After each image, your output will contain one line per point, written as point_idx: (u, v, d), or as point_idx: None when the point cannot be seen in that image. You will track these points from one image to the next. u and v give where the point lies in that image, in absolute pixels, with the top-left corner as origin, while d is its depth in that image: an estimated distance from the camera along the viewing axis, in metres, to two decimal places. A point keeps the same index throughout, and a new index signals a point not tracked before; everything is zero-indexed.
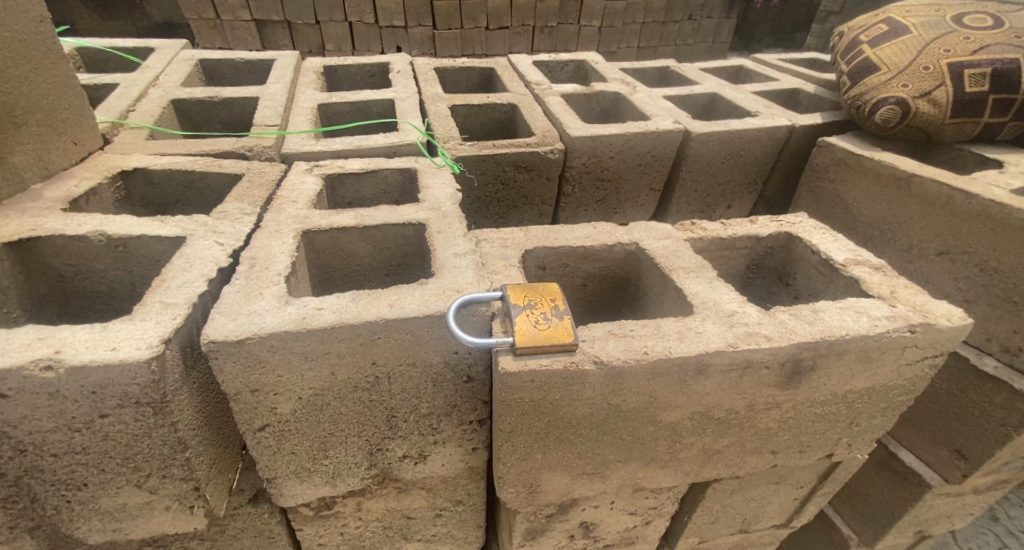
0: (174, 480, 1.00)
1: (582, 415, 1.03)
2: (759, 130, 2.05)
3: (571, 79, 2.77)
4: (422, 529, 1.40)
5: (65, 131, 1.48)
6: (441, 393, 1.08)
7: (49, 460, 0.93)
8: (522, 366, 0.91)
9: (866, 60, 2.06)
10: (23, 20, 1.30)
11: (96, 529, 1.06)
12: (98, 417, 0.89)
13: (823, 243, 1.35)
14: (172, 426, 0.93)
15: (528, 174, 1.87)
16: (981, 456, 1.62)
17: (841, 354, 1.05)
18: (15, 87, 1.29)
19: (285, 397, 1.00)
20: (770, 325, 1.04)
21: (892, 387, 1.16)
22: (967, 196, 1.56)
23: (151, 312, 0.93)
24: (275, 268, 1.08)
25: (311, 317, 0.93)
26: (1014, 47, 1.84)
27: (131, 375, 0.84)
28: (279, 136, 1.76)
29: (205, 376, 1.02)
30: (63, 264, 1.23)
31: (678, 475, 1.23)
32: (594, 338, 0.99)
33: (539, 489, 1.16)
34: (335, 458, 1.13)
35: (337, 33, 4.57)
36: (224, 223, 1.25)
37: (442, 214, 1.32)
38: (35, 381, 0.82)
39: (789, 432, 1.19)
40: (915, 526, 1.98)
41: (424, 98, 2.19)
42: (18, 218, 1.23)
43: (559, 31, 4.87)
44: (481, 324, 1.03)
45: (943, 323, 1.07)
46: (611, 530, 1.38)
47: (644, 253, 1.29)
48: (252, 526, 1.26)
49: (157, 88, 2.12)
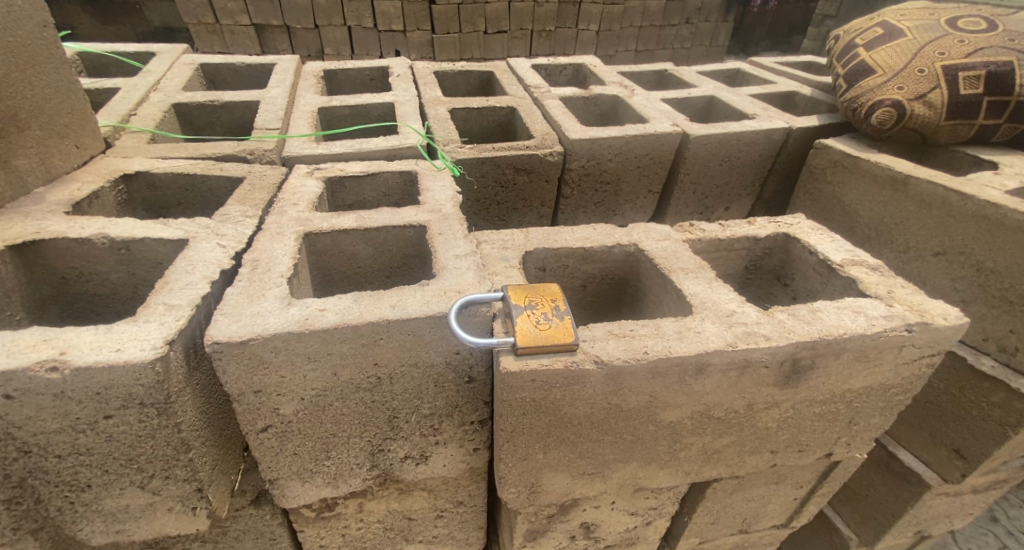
0: (177, 481, 1.01)
1: (583, 415, 1.03)
2: (757, 132, 2.07)
3: (570, 82, 2.79)
4: (423, 531, 1.40)
5: (68, 135, 1.49)
6: (442, 393, 1.09)
7: (53, 461, 0.93)
8: (523, 366, 0.92)
9: (861, 63, 2.08)
10: (26, 25, 1.32)
11: (99, 530, 1.06)
12: (103, 417, 0.89)
13: (821, 244, 1.36)
14: (175, 426, 0.93)
15: (527, 177, 1.88)
16: (979, 455, 1.63)
17: (839, 354, 1.06)
18: (20, 91, 1.31)
19: (288, 397, 1.00)
20: (769, 325, 1.05)
21: (891, 387, 1.17)
22: (963, 197, 1.57)
23: (155, 313, 0.94)
24: (277, 269, 1.09)
25: (313, 318, 0.94)
26: (1008, 49, 1.86)
27: (136, 376, 0.85)
28: (280, 139, 1.77)
29: (208, 376, 1.02)
30: (66, 267, 1.23)
31: (678, 474, 1.24)
32: (595, 337, 1.00)
33: (540, 489, 1.16)
34: (337, 459, 1.13)
35: (337, 38, 4.59)
36: (226, 225, 1.26)
37: (443, 215, 1.33)
38: (40, 382, 0.83)
39: (788, 432, 1.20)
40: (914, 527, 1.98)
41: (423, 101, 2.21)
42: (21, 221, 1.24)
43: (557, 35, 4.90)
44: (483, 324, 1.04)
45: (940, 323, 1.08)
46: (612, 530, 1.38)
47: (643, 254, 1.30)
48: (254, 528, 1.27)
49: (158, 92, 2.13)
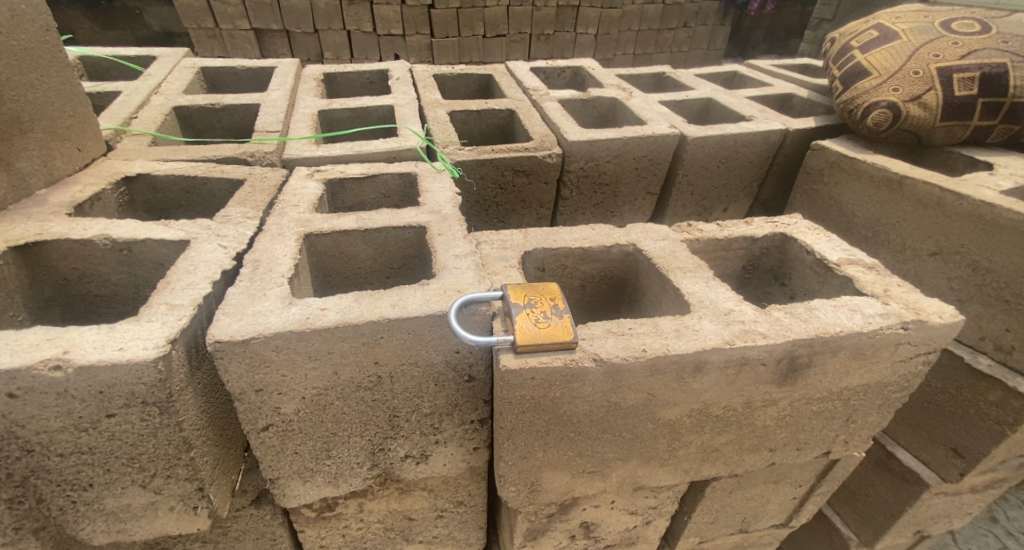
0: (178, 480, 1.01)
1: (583, 413, 1.04)
2: (754, 134, 2.08)
3: (568, 86, 2.81)
4: (423, 531, 1.40)
5: (70, 137, 1.50)
6: (442, 393, 1.10)
7: (55, 460, 0.93)
8: (522, 364, 0.93)
9: (857, 65, 2.10)
10: (29, 29, 1.33)
11: (100, 530, 1.06)
12: (105, 416, 0.90)
13: (817, 243, 1.37)
14: (177, 425, 0.94)
15: (526, 178, 1.89)
16: (977, 454, 1.64)
17: (835, 352, 1.07)
18: (21, 94, 1.31)
19: (289, 397, 1.01)
20: (766, 323, 1.06)
21: (887, 385, 1.18)
22: (958, 196, 1.59)
23: (157, 313, 0.94)
24: (278, 270, 1.09)
25: (314, 317, 0.95)
26: (1001, 51, 1.88)
27: (137, 375, 0.86)
28: (281, 142, 1.77)
29: (210, 376, 1.03)
30: (68, 268, 1.24)
31: (678, 473, 1.24)
32: (593, 335, 1.01)
33: (540, 488, 1.17)
34: (338, 458, 1.14)
35: (336, 42, 4.62)
36: (227, 226, 1.27)
37: (442, 216, 1.34)
38: (44, 380, 0.83)
39: (787, 429, 1.20)
40: (914, 526, 1.99)
41: (423, 104, 2.22)
42: (24, 222, 1.25)
43: (555, 39, 4.93)
44: (482, 323, 1.05)
45: (935, 320, 1.09)
46: (612, 529, 1.39)
47: (641, 254, 1.31)
48: (254, 528, 1.27)
49: (158, 96, 2.15)
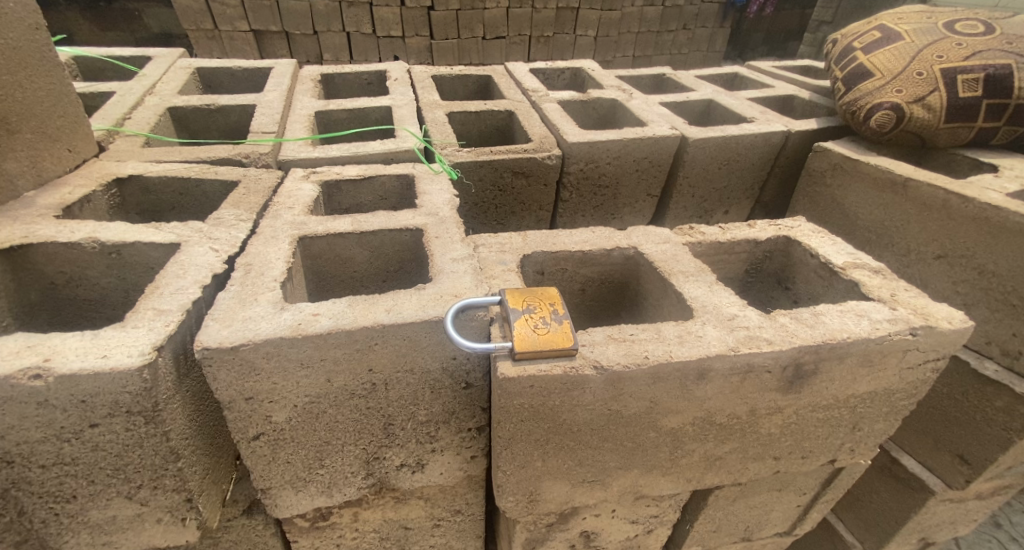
0: (166, 491, 0.98)
1: (583, 421, 1.01)
2: (755, 135, 2.06)
3: (568, 86, 2.78)
4: (420, 540, 1.37)
5: (59, 139, 1.47)
6: (439, 400, 1.07)
7: (36, 471, 0.90)
8: (521, 371, 0.90)
9: (859, 66, 2.08)
10: (17, 27, 1.30)
11: (85, 543, 1.03)
12: (89, 426, 0.87)
13: (822, 247, 1.34)
14: (164, 435, 0.91)
15: (525, 180, 1.87)
16: (983, 461, 1.61)
17: (842, 359, 1.04)
18: (9, 94, 1.29)
19: (280, 405, 0.98)
20: (771, 328, 1.03)
21: (894, 392, 1.15)
22: (963, 200, 1.56)
23: (144, 319, 0.91)
24: (271, 273, 1.06)
25: (306, 323, 0.92)
26: (1006, 52, 1.86)
27: (122, 383, 0.83)
28: (276, 143, 1.74)
29: (199, 384, 1.00)
30: (55, 272, 1.21)
31: (680, 482, 1.21)
32: (594, 342, 0.98)
33: (539, 497, 1.14)
34: (331, 467, 1.11)
35: (336, 44, 4.59)
36: (219, 229, 1.24)
37: (440, 219, 1.31)
38: (23, 390, 0.80)
39: (791, 437, 1.17)
40: (919, 533, 1.95)
41: (421, 105, 2.19)
42: (10, 224, 1.22)
43: (554, 41, 4.91)
44: (480, 329, 1.02)
45: (944, 326, 1.06)
46: (612, 539, 1.35)
47: (643, 257, 1.28)
48: (246, 538, 1.24)
49: (153, 96, 2.12)
